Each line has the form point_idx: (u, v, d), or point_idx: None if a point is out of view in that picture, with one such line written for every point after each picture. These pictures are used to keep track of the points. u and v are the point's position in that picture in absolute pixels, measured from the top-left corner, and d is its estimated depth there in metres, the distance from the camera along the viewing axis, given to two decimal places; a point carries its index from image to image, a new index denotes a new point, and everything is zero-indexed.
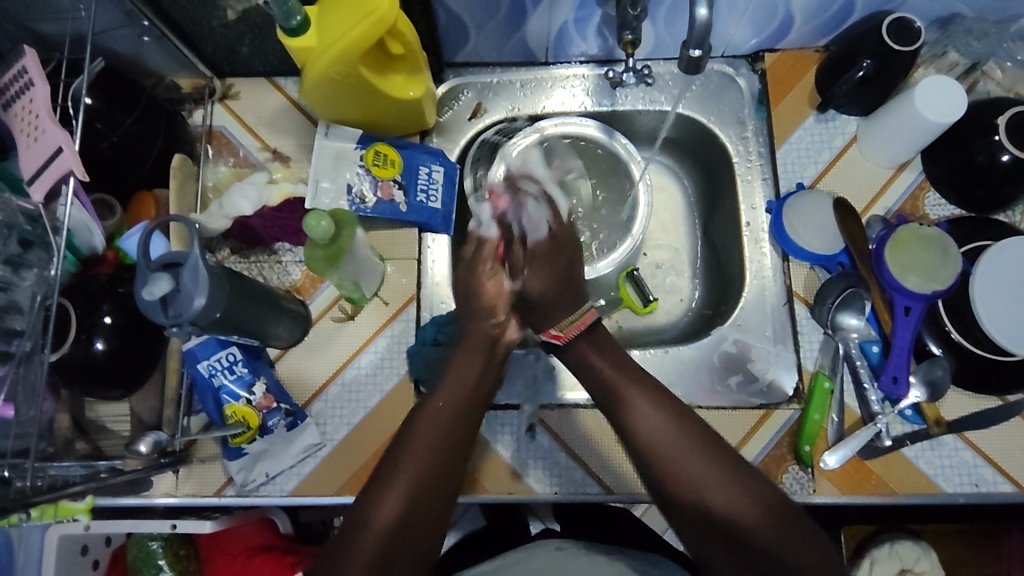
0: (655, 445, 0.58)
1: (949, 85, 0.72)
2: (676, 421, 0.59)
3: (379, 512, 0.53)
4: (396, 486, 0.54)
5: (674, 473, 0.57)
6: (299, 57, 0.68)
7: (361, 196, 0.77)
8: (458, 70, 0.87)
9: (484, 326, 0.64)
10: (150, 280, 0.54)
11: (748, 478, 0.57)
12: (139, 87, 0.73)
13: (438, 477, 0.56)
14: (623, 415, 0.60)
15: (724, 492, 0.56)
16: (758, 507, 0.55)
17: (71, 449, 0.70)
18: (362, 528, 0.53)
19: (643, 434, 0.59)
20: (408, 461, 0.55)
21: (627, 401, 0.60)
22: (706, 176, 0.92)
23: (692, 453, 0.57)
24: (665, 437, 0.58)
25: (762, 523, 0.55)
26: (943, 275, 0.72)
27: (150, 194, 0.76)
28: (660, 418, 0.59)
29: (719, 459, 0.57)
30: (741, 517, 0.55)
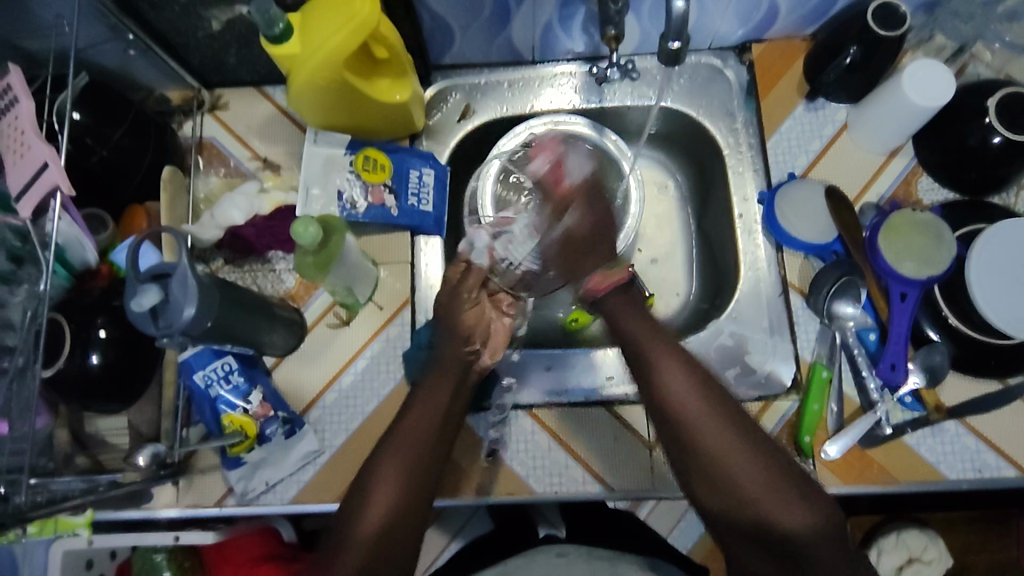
0: (693, 427, 0.58)
1: (937, 68, 0.72)
2: (715, 405, 0.59)
3: (368, 513, 0.57)
4: (383, 486, 0.58)
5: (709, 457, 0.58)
6: (283, 65, 0.68)
7: (351, 201, 0.77)
8: (446, 72, 0.87)
9: (461, 348, 0.67)
10: (138, 292, 0.54)
11: (781, 467, 0.57)
12: (126, 101, 0.74)
13: (423, 478, 0.59)
14: (661, 395, 0.60)
15: (754, 479, 0.56)
16: (788, 497, 0.55)
17: (71, 464, 0.68)
18: (351, 529, 0.57)
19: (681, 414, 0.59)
20: (391, 463, 0.59)
21: (665, 380, 0.61)
22: (698, 169, 0.91)
23: (729, 438, 0.58)
24: (704, 420, 0.58)
25: (792, 516, 0.55)
26: (939, 260, 0.71)
27: (143, 208, 0.76)
28: (699, 402, 0.59)
29: (754, 445, 0.58)
30: (771, 508, 0.55)
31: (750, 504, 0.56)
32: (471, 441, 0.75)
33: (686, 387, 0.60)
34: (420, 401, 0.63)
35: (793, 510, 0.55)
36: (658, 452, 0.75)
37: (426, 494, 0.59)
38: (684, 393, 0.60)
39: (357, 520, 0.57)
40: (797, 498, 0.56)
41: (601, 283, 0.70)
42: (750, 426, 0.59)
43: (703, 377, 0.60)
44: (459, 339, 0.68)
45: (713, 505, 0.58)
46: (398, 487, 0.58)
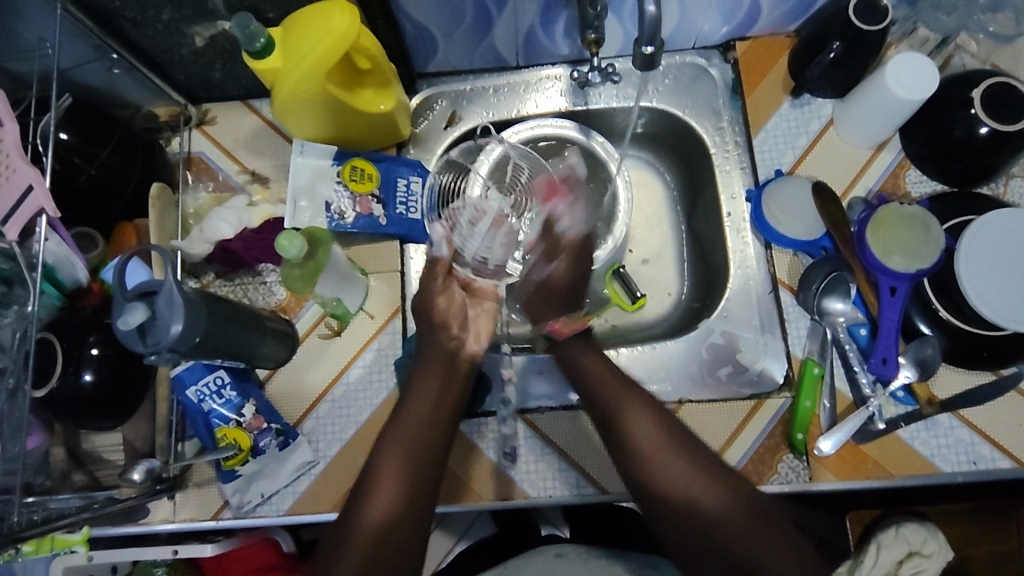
0: (646, 444, 0.63)
1: (920, 61, 0.72)
2: (664, 425, 0.64)
3: (370, 510, 0.58)
4: (384, 482, 0.60)
5: (661, 476, 0.61)
6: (267, 79, 0.68)
7: (340, 212, 0.78)
8: (431, 80, 0.88)
9: (443, 340, 0.70)
10: (125, 310, 0.55)
11: (725, 475, 0.62)
12: (113, 119, 0.74)
13: (420, 477, 0.61)
14: (616, 421, 0.65)
15: (706, 484, 0.60)
16: (733, 501, 0.60)
17: (68, 481, 0.70)
18: (354, 527, 0.58)
19: (637, 439, 0.64)
20: (389, 463, 0.61)
21: (618, 408, 0.65)
22: (686, 168, 0.91)
23: (678, 452, 0.62)
24: (655, 436, 0.63)
25: (738, 516, 0.59)
26: (927, 254, 0.71)
27: (132, 225, 0.77)
28: (651, 424, 0.64)
29: (700, 458, 0.62)
30: (716, 509, 0.59)
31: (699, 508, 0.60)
32: (466, 447, 0.75)
33: (640, 411, 0.65)
34: (414, 402, 0.65)
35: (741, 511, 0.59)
36: None
37: (425, 494, 0.60)
38: (636, 417, 0.65)
39: (361, 516, 0.58)
40: (741, 502, 0.60)
41: (561, 329, 0.73)
42: (695, 442, 0.64)
43: (654, 406, 0.65)
44: (435, 328, 0.71)
45: (664, 520, 0.61)
46: (401, 482, 0.60)
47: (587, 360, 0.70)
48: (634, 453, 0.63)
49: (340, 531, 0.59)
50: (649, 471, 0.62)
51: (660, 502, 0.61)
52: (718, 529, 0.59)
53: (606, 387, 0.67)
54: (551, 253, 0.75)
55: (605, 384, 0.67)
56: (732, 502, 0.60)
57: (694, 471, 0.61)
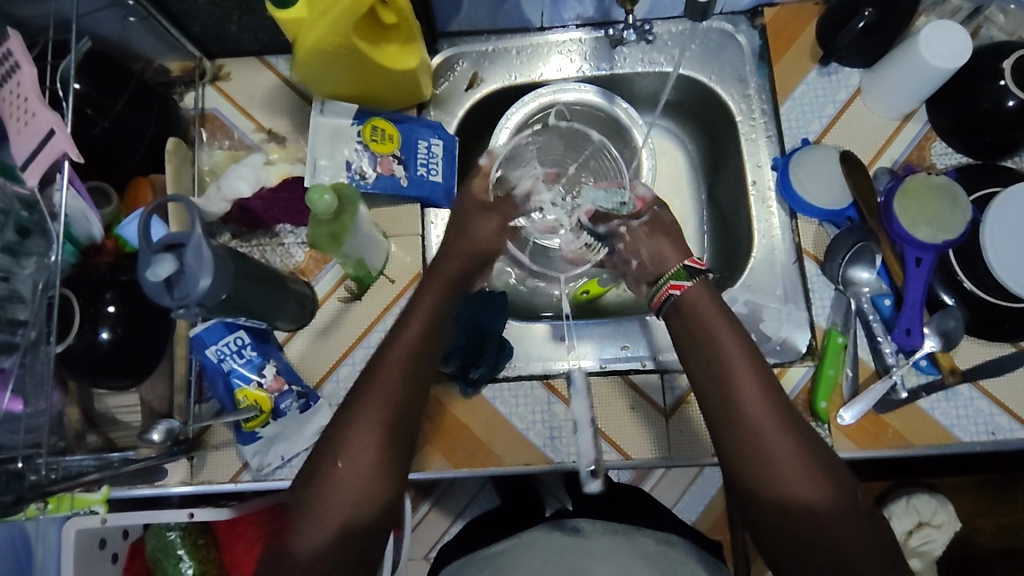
0: (754, 415, 0.55)
1: (955, 30, 0.71)
2: (769, 390, 0.56)
3: (357, 444, 0.54)
4: (370, 427, 0.55)
5: (749, 430, 0.55)
6: (290, 30, 0.66)
7: (361, 172, 0.76)
8: (453, 39, 0.85)
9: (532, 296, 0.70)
10: (152, 262, 0.53)
11: (828, 460, 0.55)
12: (127, 71, 0.72)
13: (402, 419, 0.56)
14: (717, 378, 0.57)
15: (809, 467, 0.54)
16: (834, 488, 0.54)
17: (82, 442, 0.69)
18: (342, 456, 0.54)
19: (744, 410, 0.56)
20: (379, 402, 0.56)
21: (731, 378, 0.57)
22: (710, 138, 0.90)
23: (785, 429, 0.55)
24: (758, 403, 0.56)
25: (836, 506, 0.53)
26: (954, 224, 0.71)
27: (146, 179, 0.74)
28: (765, 396, 0.56)
29: (807, 438, 0.55)
30: (807, 490, 0.53)
31: (796, 490, 0.53)
32: (490, 413, 0.75)
33: (755, 381, 0.56)
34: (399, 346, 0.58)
35: (840, 505, 0.53)
36: (674, 420, 0.75)
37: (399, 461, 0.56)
38: (748, 385, 0.56)
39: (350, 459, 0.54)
40: (839, 490, 0.54)
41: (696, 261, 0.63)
42: (803, 423, 0.56)
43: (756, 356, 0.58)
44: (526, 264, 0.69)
45: (752, 494, 0.55)
46: (384, 428, 0.55)
47: (714, 323, 0.59)
48: (740, 424, 0.56)
49: (323, 459, 0.55)
50: (748, 442, 0.55)
51: (755, 479, 0.55)
52: (811, 518, 0.53)
53: (725, 353, 0.58)
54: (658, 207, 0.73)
55: (728, 356, 0.57)
56: (833, 489, 0.54)
57: (802, 454, 0.54)
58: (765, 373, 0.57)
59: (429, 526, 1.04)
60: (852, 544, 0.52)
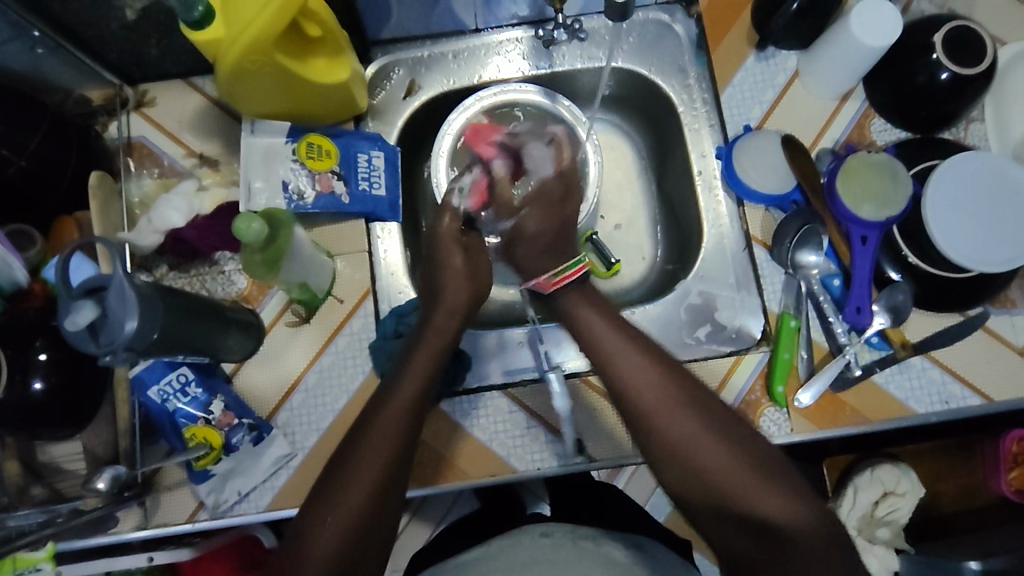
0: (668, 420, 0.56)
1: (883, 7, 0.71)
2: (683, 393, 0.57)
3: (353, 481, 0.54)
4: (366, 466, 0.54)
5: (667, 438, 0.56)
6: (207, 51, 0.62)
7: (299, 192, 0.74)
8: (386, 47, 0.83)
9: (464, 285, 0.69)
10: (71, 309, 0.51)
11: (755, 448, 0.55)
12: (41, 105, 0.69)
13: (403, 456, 0.56)
14: (625, 390, 0.59)
15: (760, 482, 0.53)
16: (792, 499, 0.53)
17: (26, 496, 0.66)
18: (337, 495, 0.53)
19: (679, 443, 0.56)
20: (381, 437, 0.56)
21: (656, 415, 0.57)
22: (654, 129, 0.90)
23: (727, 450, 0.55)
24: (673, 408, 0.56)
25: (779, 503, 0.52)
26: (895, 201, 0.71)
27: (72, 218, 0.71)
28: (698, 422, 0.56)
29: (749, 453, 0.55)
30: (738, 486, 0.53)
31: (755, 508, 0.53)
32: (449, 427, 0.74)
33: (681, 411, 0.56)
34: (404, 383, 0.59)
35: (795, 514, 0.52)
36: None
37: (394, 496, 0.55)
38: (656, 390, 0.58)
39: (340, 500, 0.53)
40: (792, 496, 0.53)
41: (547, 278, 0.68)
42: (742, 433, 0.56)
43: (663, 360, 0.59)
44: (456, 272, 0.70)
45: (712, 520, 0.55)
46: (383, 465, 0.55)
47: (624, 362, 0.59)
48: (680, 458, 0.55)
49: (316, 504, 0.54)
50: (671, 449, 0.56)
51: (710, 506, 0.55)
52: (770, 532, 0.52)
53: (643, 390, 0.58)
54: (508, 209, 0.73)
55: (646, 397, 0.57)
56: (790, 502, 0.53)
57: (748, 470, 0.54)
58: (692, 396, 0.57)
59: (407, 538, 1.01)
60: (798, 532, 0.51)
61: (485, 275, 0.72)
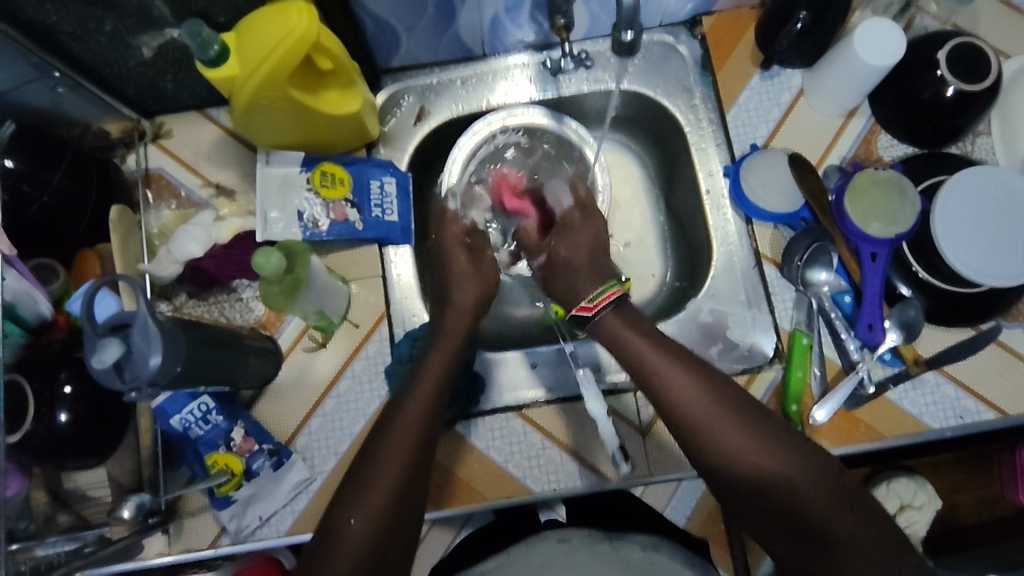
0: (703, 421, 0.56)
1: (887, 27, 0.72)
2: (716, 394, 0.57)
3: (371, 490, 0.53)
4: (385, 476, 0.54)
5: (704, 437, 0.56)
6: (224, 88, 0.64)
7: (313, 220, 0.75)
8: (395, 75, 0.85)
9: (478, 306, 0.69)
10: (98, 347, 0.52)
11: (792, 446, 0.54)
12: (62, 141, 0.71)
13: (410, 488, 0.55)
14: (657, 391, 0.59)
15: (808, 488, 0.52)
16: (843, 514, 0.51)
17: (53, 523, 0.66)
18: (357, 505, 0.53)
19: (716, 443, 0.55)
20: (397, 448, 0.56)
21: (692, 415, 0.56)
22: (662, 149, 0.91)
23: (775, 462, 0.53)
24: (706, 409, 0.56)
25: (823, 501, 0.52)
26: (905, 218, 0.71)
27: (93, 251, 0.73)
28: (736, 427, 0.55)
29: (792, 457, 0.54)
30: (778, 484, 0.53)
31: (797, 507, 0.52)
32: (464, 448, 0.75)
33: (728, 424, 0.55)
34: (417, 393, 0.59)
35: (835, 510, 0.51)
36: (651, 437, 0.75)
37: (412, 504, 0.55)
38: (689, 391, 0.57)
39: (359, 510, 0.53)
40: (835, 491, 0.52)
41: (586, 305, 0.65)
42: (779, 431, 0.55)
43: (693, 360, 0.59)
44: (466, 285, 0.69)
45: (756, 520, 0.55)
46: (401, 474, 0.55)
47: (669, 377, 0.58)
48: (727, 472, 0.55)
49: (336, 509, 0.54)
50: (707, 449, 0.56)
51: (757, 517, 0.54)
52: (813, 530, 0.51)
53: (692, 405, 0.57)
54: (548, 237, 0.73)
55: (678, 398, 0.57)
56: (842, 517, 0.51)
57: (800, 485, 0.52)
58: (741, 409, 0.56)
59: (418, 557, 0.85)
60: (841, 529, 0.51)
61: (495, 281, 0.71)
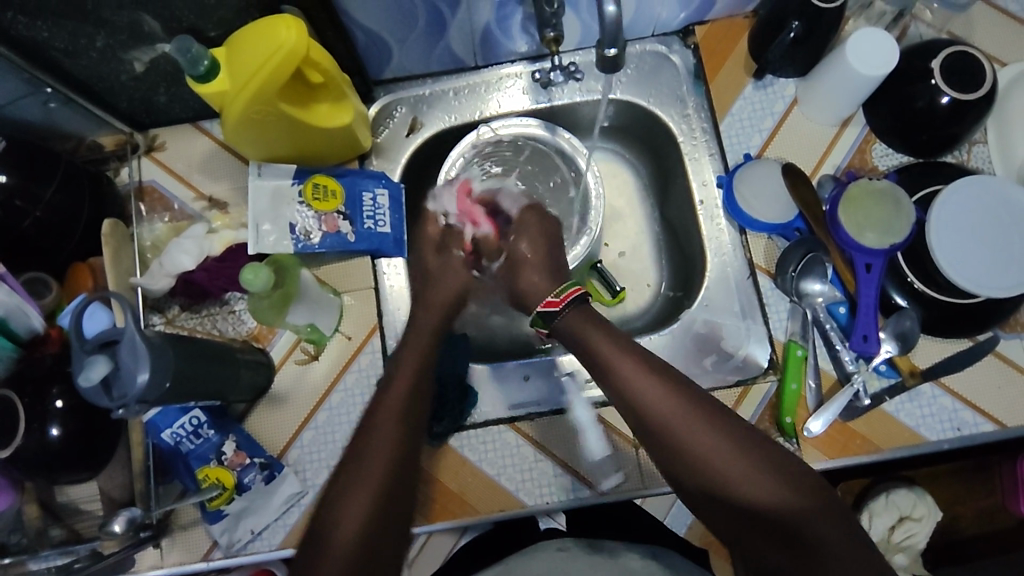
0: (677, 431, 0.55)
1: (879, 37, 0.71)
2: (689, 402, 0.56)
3: (359, 488, 0.53)
4: (373, 471, 0.54)
5: (678, 447, 0.55)
6: (214, 102, 0.64)
7: (306, 232, 0.75)
8: (389, 86, 0.85)
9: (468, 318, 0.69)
10: (86, 365, 0.52)
11: (767, 451, 0.54)
12: (55, 155, 0.71)
13: (392, 493, 0.54)
14: (629, 403, 0.58)
15: (787, 494, 0.52)
16: (827, 522, 0.51)
17: (46, 536, 0.67)
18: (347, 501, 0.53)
19: (693, 453, 0.54)
20: (386, 443, 0.56)
21: (667, 425, 0.55)
22: (656, 159, 0.90)
23: (752, 470, 0.53)
24: (679, 419, 0.55)
25: (800, 506, 0.51)
26: (899, 228, 0.71)
27: (86, 265, 0.73)
28: (711, 437, 0.54)
29: (769, 462, 0.53)
30: (758, 492, 0.52)
31: (778, 514, 0.51)
32: (457, 460, 0.75)
33: (702, 432, 0.54)
34: (393, 390, 0.60)
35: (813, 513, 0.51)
36: (644, 450, 0.75)
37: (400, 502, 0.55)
38: (660, 401, 0.56)
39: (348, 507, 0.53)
40: (811, 494, 0.52)
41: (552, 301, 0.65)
42: (753, 436, 0.55)
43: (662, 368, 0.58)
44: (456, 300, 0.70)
45: (737, 530, 0.54)
46: (390, 469, 0.55)
47: (643, 384, 0.57)
48: (705, 480, 0.54)
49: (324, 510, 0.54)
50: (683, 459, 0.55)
51: (737, 524, 0.54)
52: (795, 537, 0.51)
53: (661, 415, 0.56)
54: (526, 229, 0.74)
55: (650, 409, 0.56)
56: (827, 522, 0.51)
57: (781, 493, 0.52)
58: (713, 417, 0.55)
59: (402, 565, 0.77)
60: (822, 533, 0.51)
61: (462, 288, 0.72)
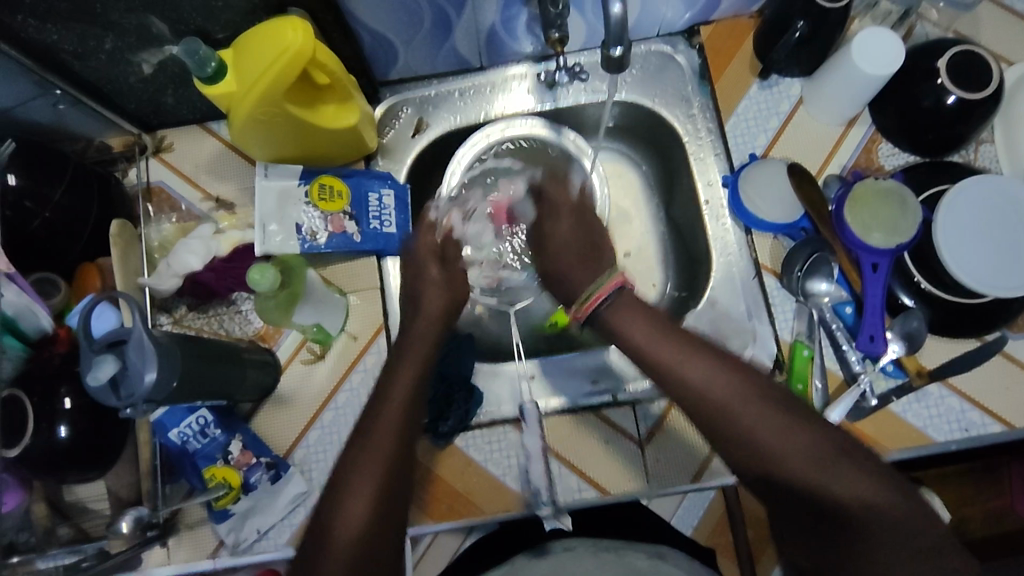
0: (732, 412, 0.52)
1: (886, 36, 0.71)
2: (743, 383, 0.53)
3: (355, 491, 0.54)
4: (366, 475, 0.54)
5: (733, 429, 0.52)
6: (221, 103, 0.65)
7: (312, 232, 0.75)
8: (394, 87, 0.85)
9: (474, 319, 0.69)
10: (94, 364, 0.52)
11: (825, 433, 0.51)
12: (63, 156, 0.71)
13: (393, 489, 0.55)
14: (679, 385, 0.55)
15: (848, 477, 0.49)
16: (888, 506, 0.48)
17: (54, 535, 0.67)
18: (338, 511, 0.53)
19: (748, 434, 0.52)
20: (383, 443, 0.56)
21: (720, 407, 0.53)
22: (661, 159, 0.90)
23: (810, 452, 0.50)
24: (733, 400, 0.53)
25: (861, 489, 0.49)
26: (907, 228, 0.70)
27: (95, 265, 0.74)
28: (768, 417, 0.52)
29: (828, 444, 0.50)
30: (817, 475, 0.50)
31: (836, 498, 0.49)
32: (463, 461, 0.75)
33: (758, 414, 0.52)
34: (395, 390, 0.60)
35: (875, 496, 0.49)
36: (649, 449, 0.75)
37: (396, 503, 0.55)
38: (712, 383, 0.54)
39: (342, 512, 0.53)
40: (875, 478, 0.49)
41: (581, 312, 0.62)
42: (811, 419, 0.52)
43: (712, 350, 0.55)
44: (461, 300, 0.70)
45: (794, 513, 0.51)
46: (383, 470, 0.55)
47: (693, 366, 0.55)
48: (761, 463, 0.51)
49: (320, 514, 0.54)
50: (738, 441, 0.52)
51: (794, 508, 0.51)
52: (856, 520, 0.49)
53: (713, 397, 0.53)
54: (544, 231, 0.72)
55: (702, 391, 0.54)
56: (891, 507, 0.48)
57: (840, 477, 0.49)
58: (770, 398, 0.53)
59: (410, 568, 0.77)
60: (883, 517, 0.48)
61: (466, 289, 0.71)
